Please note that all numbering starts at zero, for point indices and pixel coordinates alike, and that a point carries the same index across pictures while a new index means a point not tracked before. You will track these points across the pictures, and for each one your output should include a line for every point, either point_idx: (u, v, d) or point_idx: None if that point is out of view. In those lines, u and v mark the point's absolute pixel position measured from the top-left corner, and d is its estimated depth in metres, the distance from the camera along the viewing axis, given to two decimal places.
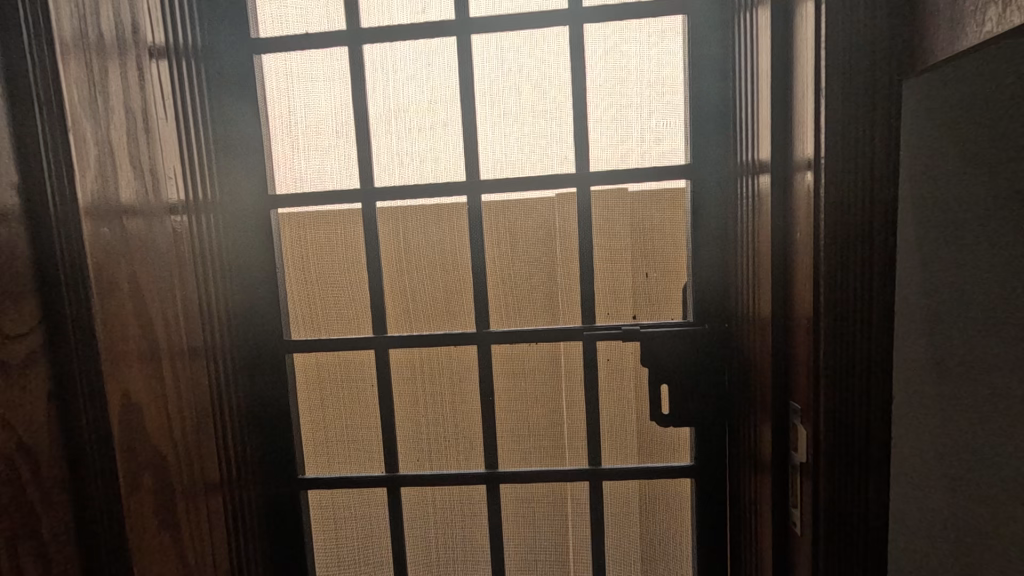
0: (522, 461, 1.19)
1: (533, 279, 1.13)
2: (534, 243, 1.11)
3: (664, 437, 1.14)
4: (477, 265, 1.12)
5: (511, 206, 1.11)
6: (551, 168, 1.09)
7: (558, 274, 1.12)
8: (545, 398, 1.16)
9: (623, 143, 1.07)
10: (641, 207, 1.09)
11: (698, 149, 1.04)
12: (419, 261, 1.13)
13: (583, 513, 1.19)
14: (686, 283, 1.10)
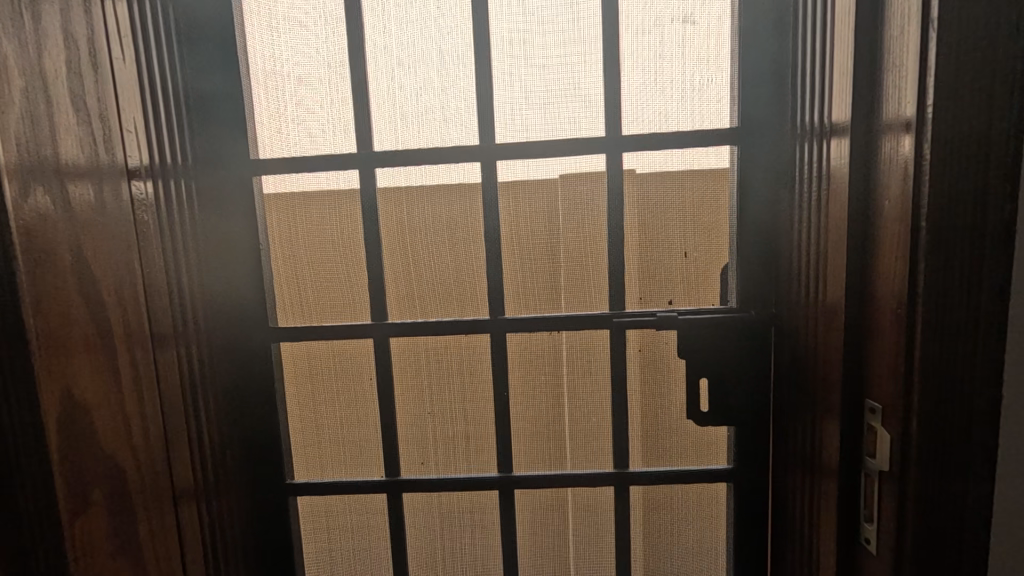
0: (539, 464, 1.06)
1: (554, 260, 0.99)
2: (557, 218, 0.98)
3: (699, 437, 1.02)
4: (492, 243, 0.99)
5: (530, 176, 0.97)
6: (577, 133, 0.95)
7: (583, 253, 0.99)
8: (567, 393, 1.03)
9: (660, 104, 0.94)
10: (680, 178, 0.95)
11: (746, 112, 0.91)
12: (424, 238, 0.99)
13: (606, 521, 1.07)
14: (726, 266, 0.97)
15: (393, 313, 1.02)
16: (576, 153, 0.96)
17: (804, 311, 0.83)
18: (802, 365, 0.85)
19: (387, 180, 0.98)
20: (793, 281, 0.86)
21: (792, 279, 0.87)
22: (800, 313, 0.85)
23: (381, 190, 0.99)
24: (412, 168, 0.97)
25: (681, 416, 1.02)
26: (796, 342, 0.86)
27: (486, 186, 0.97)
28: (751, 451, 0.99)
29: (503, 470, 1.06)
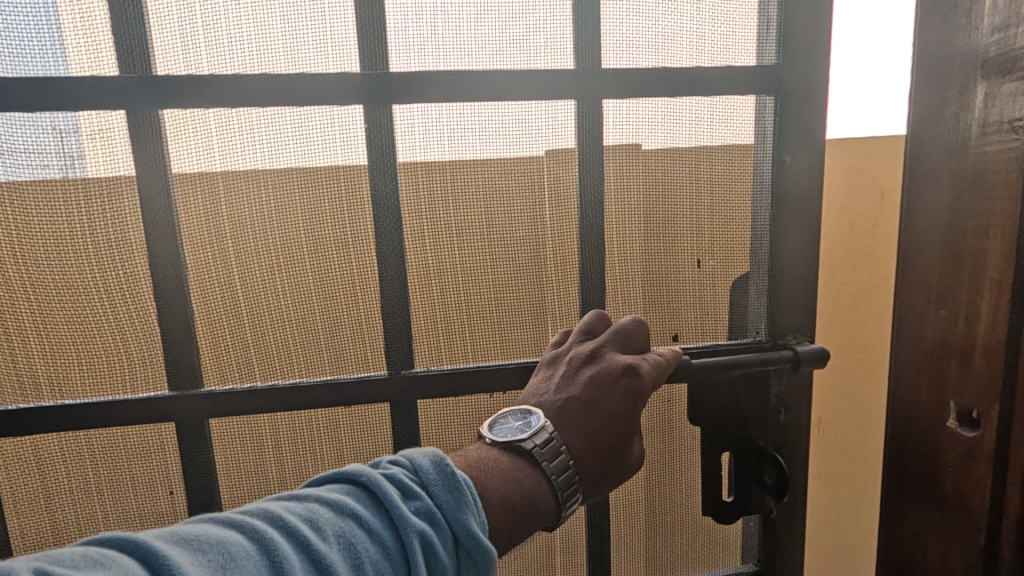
0: None
1: (496, 275, 0.60)
2: (499, 206, 0.59)
3: (709, 535, 0.68)
4: (389, 248, 0.57)
5: (454, 134, 0.57)
6: (534, 64, 0.57)
7: (544, 263, 0.61)
8: None
9: (665, 24, 0.58)
10: (690, 144, 0.61)
11: (790, 43, 0.59)
12: (265, 239, 0.55)
13: None
14: (751, 280, 0.64)
15: (211, 374, 0.57)
16: (532, 98, 0.57)
17: (1004, 386, 0.48)
18: (983, 469, 0.50)
19: (187, 134, 0.53)
20: (957, 327, 0.50)
21: (955, 322, 0.51)
22: (984, 387, 0.49)
23: (174, 153, 0.53)
24: (235, 114, 0.53)
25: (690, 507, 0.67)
26: (963, 434, 0.51)
27: (377, 151, 0.56)
28: (786, 550, 0.67)
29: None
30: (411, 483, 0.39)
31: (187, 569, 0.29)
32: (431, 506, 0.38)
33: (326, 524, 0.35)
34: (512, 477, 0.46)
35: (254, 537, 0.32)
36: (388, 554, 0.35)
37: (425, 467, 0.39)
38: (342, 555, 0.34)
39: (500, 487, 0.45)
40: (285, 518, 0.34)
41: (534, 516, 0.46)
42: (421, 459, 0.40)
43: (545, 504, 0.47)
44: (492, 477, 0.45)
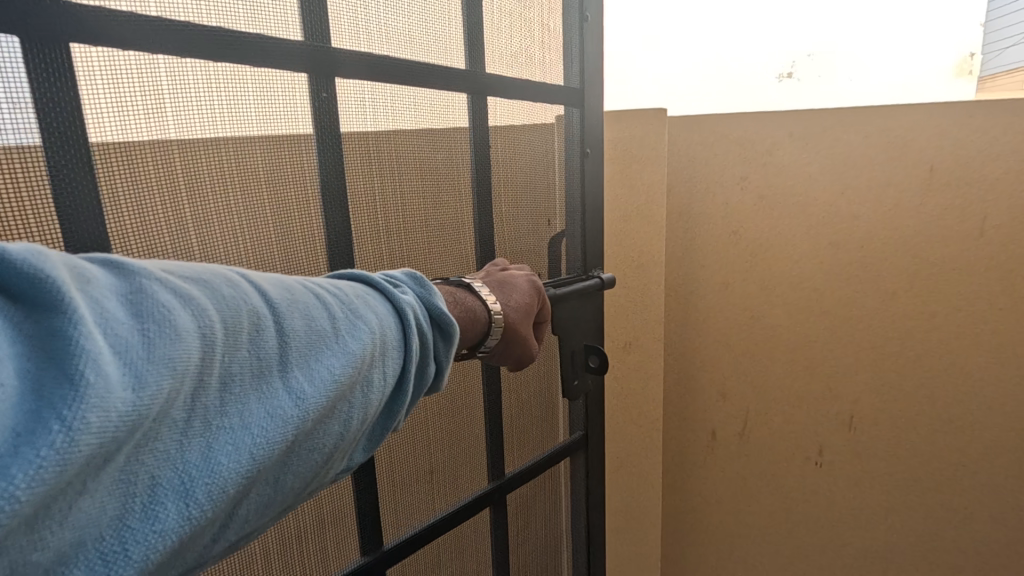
0: (418, 513, 0.82)
1: (424, 227, 0.75)
2: (427, 172, 0.74)
3: (550, 419, 1.02)
4: (334, 207, 0.66)
5: (382, 110, 0.69)
6: (436, 59, 0.73)
7: (455, 220, 0.79)
8: (446, 405, 0.83)
9: (516, 51, 0.83)
10: (535, 138, 0.88)
11: (583, 77, 0.92)
12: (227, 198, 0.59)
13: (483, 540, 0.94)
14: (562, 235, 0.96)
15: None
16: (437, 88, 0.73)
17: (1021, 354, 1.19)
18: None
19: (126, 79, 0.52)
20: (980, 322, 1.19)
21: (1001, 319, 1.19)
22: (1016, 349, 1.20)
23: (112, 102, 0.51)
24: (189, 66, 0.55)
25: (540, 398, 1.00)
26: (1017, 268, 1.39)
27: (323, 116, 0.64)
28: (588, 413, 1.06)
29: (370, 550, 0.76)
30: (394, 282, 0.57)
31: (265, 287, 0.44)
32: (408, 292, 0.56)
33: (346, 291, 0.52)
34: (461, 298, 0.65)
35: (299, 284, 0.48)
36: (388, 308, 0.52)
37: (401, 275, 0.58)
38: (359, 304, 0.50)
39: (454, 300, 0.64)
40: (317, 282, 0.50)
41: (468, 323, 0.64)
42: (397, 271, 0.58)
43: (480, 313, 0.65)
44: (449, 296, 0.64)
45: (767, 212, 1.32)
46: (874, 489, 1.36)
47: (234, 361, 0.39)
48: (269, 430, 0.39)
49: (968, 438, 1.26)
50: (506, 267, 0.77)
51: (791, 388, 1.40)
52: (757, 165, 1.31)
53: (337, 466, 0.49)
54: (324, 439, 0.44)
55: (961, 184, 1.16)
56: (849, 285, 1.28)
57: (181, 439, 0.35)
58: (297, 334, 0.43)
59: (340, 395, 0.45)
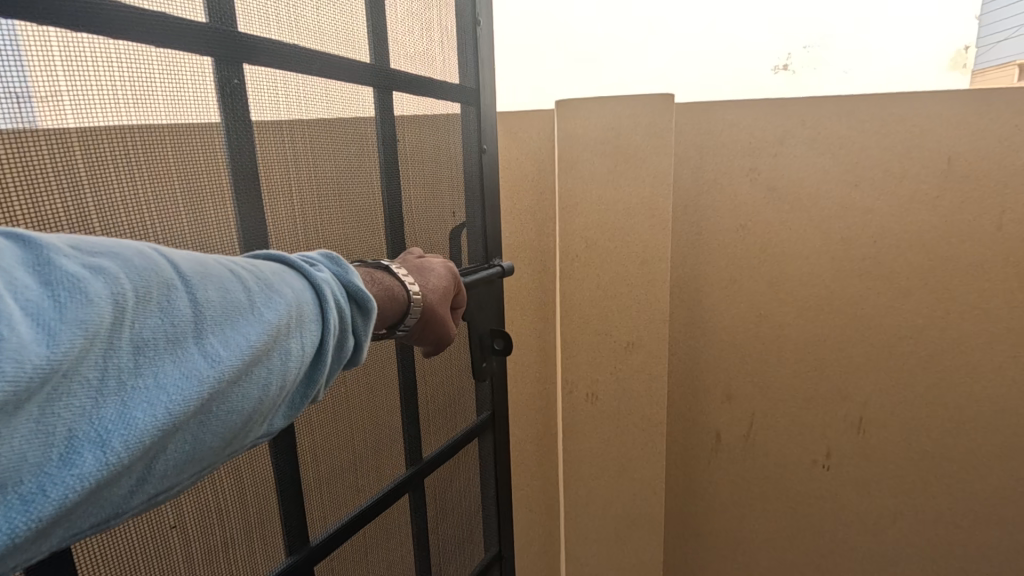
0: (342, 506, 0.82)
1: (339, 216, 0.75)
2: (338, 163, 0.75)
3: (461, 402, 1.06)
4: (247, 197, 0.64)
5: (295, 101, 0.69)
6: (344, 53, 0.75)
7: (367, 210, 0.80)
8: (365, 394, 0.83)
9: (413, 48, 0.86)
10: (435, 133, 0.92)
11: (469, 77, 0.99)
12: (135, 188, 0.54)
13: (405, 525, 0.96)
14: (462, 226, 1.00)
15: None
16: (344, 80, 0.75)
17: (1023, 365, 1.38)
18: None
19: (14, 54, 0.45)
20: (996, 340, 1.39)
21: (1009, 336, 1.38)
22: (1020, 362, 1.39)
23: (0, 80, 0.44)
24: (85, 41, 0.49)
25: (451, 383, 1.03)
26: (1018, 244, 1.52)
27: (232, 102, 0.62)
28: (491, 393, 1.14)
29: (296, 548, 0.75)
30: (311, 262, 0.58)
31: (179, 259, 0.44)
32: (325, 270, 0.57)
33: (262, 267, 0.52)
34: (382, 279, 0.67)
35: (214, 259, 0.48)
36: (305, 285, 0.53)
37: (317, 256, 0.59)
38: (276, 279, 0.51)
39: (377, 280, 0.66)
40: (233, 259, 0.50)
41: (392, 301, 0.66)
42: (314, 253, 0.59)
43: (399, 292, 0.67)
44: (370, 275, 0.66)
45: (774, 208, 1.48)
46: (867, 484, 1.56)
47: (148, 326, 0.39)
48: (187, 389, 0.39)
49: (987, 410, 1.43)
50: (421, 255, 0.80)
51: (803, 392, 1.56)
52: (766, 160, 1.46)
53: (256, 433, 0.49)
54: (242, 403, 0.45)
55: (979, 171, 1.34)
56: (857, 285, 1.46)
57: (96, 396, 0.35)
58: (213, 304, 0.43)
59: (258, 360, 0.45)
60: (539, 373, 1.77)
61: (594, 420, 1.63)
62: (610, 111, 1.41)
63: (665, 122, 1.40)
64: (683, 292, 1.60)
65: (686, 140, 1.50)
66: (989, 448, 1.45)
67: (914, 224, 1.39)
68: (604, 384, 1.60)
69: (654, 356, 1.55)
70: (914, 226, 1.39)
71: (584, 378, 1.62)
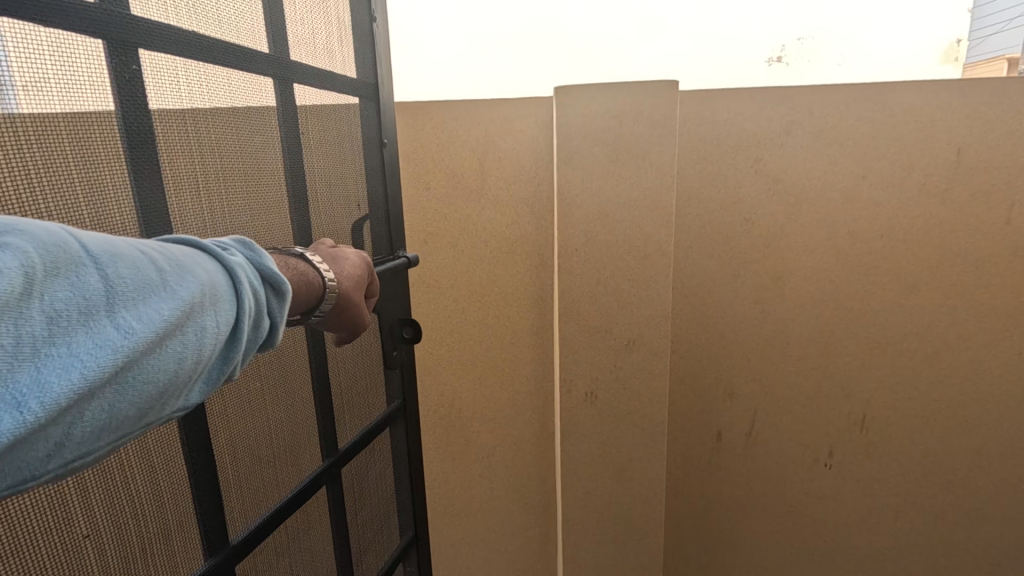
0: (261, 501, 0.81)
1: (245, 209, 0.75)
2: (241, 155, 0.74)
3: (373, 393, 1.07)
4: (151, 187, 0.62)
5: (196, 89, 0.67)
6: (244, 42, 0.74)
7: (272, 204, 0.79)
8: (279, 388, 0.82)
9: (309, 40, 0.86)
10: (334, 126, 0.93)
11: (363, 72, 1.00)
12: (35, 178, 0.50)
13: (323, 516, 0.96)
14: (365, 219, 1.02)
15: None
16: (245, 71, 0.74)
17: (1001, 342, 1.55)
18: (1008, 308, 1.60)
19: None
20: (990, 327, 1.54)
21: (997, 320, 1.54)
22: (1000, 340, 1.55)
23: None
24: None
25: (364, 374, 1.04)
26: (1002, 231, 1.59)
27: (130, 88, 0.59)
28: (400, 382, 1.16)
29: (217, 549, 0.73)
30: (223, 245, 0.57)
31: (84, 237, 0.43)
32: (238, 253, 0.57)
33: (172, 249, 0.51)
34: (298, 267, 0.68)
35: (121, 238, 0.47)
36: (218, 265, 0.53)
37: (228, 240, 0.59)
38: (189, 260, 0.50)
39: (292, 267, 0.67)
40: (140, 239, 0.49)
41: (307, 287, 0.68)
42: (225, 237, 0.58)
43: (315, 278, 0.69)
44: (285, 262, 0.67)
45: (780, 199, 1.58)
46: (871, 483, 1.73)
47: (59, 298, 0.38)
48: (100, 357, 0.39)
49: (986, 388, 1.59)
50: (332, 245, 0.82)
51: (801, 391, 1.71)
52: (771, 148, 1.55)
53: (172, 407, 0.49)
54: (157, 375, 0.45)
55: (986, 164, 1.46)
56: (862, 279, 1.58)
57: (8, 362, 0.34)
58: (125, 279, 0.43)
59: (172, 335, 0.45)
60: (537, 371, 1.78)
61: (591, 420, 1.65)
62: (611, 100, 1.41)
63: (666, 108, 1.40)
64: (684, 289, 1.70)
65: (688, 131, 1.57)
66: (980, 425, 1.62)
67: (913, 227, 1.52)
68: (602, 384, 1.62)
69: (653, 354, 1.57)
70: (912, 233, 1.53)
71: (583, 378, 1.63)
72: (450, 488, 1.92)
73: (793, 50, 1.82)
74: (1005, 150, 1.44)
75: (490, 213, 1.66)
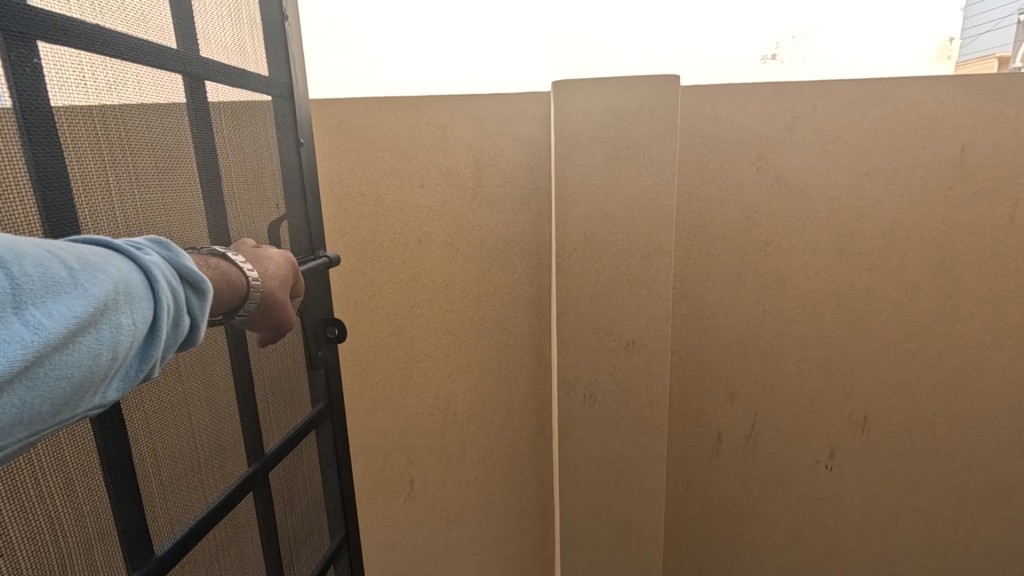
0: (187, 510, 0.78)
1: (159, 210, 0.72)
2: (152, 154, 0.71)
3: (297, 394, 1.05)
4: (58, 188, 0.59)
5: (102, 85, 0.64)
6: (150, 36, 0.71)
7: (186, 204, 0.77)
8: (202, 393, 0.80)
9: (217, 36, 0.84)
10: (248, 125, 0.90)
11: (274, 70, 0.97)
12: None
13: (251, 523, 0.94)
14: (284, 219, 0.99)
15: None
16: (153, 67, 0.72)
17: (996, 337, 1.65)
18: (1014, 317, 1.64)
19: None
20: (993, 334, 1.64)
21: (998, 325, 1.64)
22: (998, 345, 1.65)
23: None
24: None
25: (288, 376, 1.02)
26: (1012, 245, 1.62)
27: (30, 83, 0.56)
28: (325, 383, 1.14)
29: (141, 563, 0.70)
30: (139, 243, 0.55)
31: None
32: (156, 252, 0.55)
33: (82, 246, 0.49)
34: (219, 266, 0.67)
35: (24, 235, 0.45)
36: (134, 265, 0.51)
37: (143, 238, 0.57)
38: (101, 259, 0.49)
39: (212, 266, 0.66)
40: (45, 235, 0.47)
41: (230, 286, 0.67)
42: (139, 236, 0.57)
43: (239, 278, 0.68)
44: (205, 262, 0.66)
45: (781, 199, 1.62)
46: (874, 482, 1.81)
47: None
48: (7, 356, 0.38)
49: (985, 389, 1.70)
50: (253, 245, 0.81)
51: (806, 392, 1.76)
52: (773, 147, 1.58)
53: (82, 409, 0.48)
54: (65, 377, 0.44)
55: (984, 166, 1.55)
56: (863, 278, 1.65)
57: None
58: (32, 277, 0.42)
59: (82, 335, 0.44)
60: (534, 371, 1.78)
61: (590, 421, 1.63)
62: (614, 95, 1.38)
63: (667, 108, 1.38)
64: (687, 289, 1.71)
65: (689, 126, 1.59)
66: (972, 423, 1.74)
67: (915, 230, 1.60)
68: (602, 385, 1.60)
69: (654, 356, 1.56)
70: (917, 236, 1.60)
71: (581, 381, 1.60)
72: (446, 493, 1.85)
73: (788, 48, 1.98)
74: (1009, 149, 1.53)
75: (487, 212, 1.63)
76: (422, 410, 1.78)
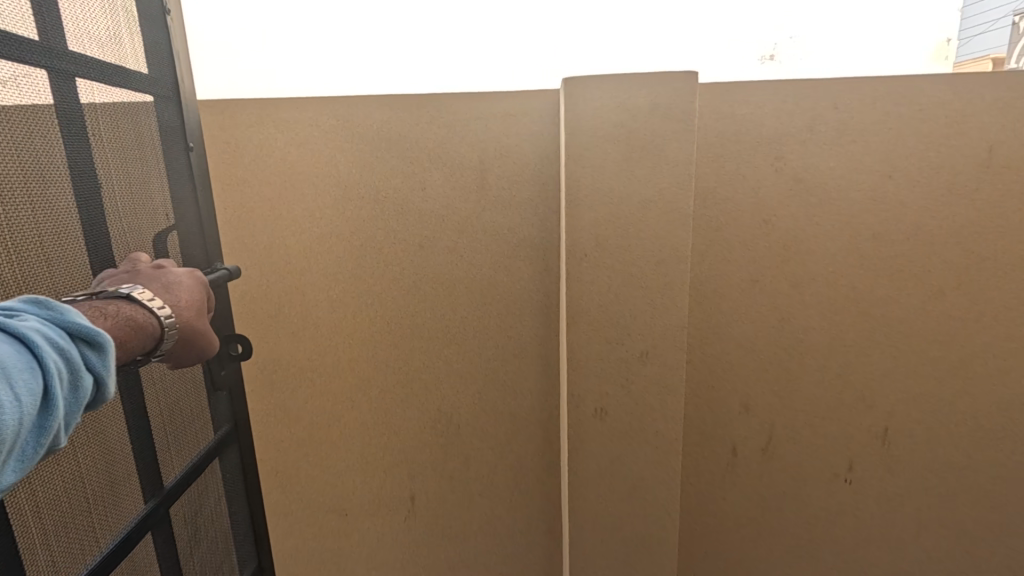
0: (69, 565, 0.68)
1: (25, 223, 0.61)
2: (14, 159, 0.60)
3: (201, 417, 0.94)
4: None
5: None
6: (8, 26, 0.60)
7: (56, 214, 0.66)
8: (84, 426, 0.69)
9: (83, 25, 0.71)
10: (128, 126, 0.78)
11: (158, 65, 0.85)
12: None
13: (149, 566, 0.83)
14: (175, 228, 0.87)
15: None
16: (13, 61, 0.60)
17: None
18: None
19: None
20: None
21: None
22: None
23: None
24: None
25: (191, 400, 0.91)
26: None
27: None
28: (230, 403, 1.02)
29: None
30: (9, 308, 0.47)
31: None
32: (32, 314, 0.48)
33: None
34: (122, 311, 0.58)
35: None
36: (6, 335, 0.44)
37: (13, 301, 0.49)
38: None
39: (111, 313, 0.56)
40: None
41: (138, 330, 0.58)
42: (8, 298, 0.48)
43: (148, 320, 0.59)
44: (103, 309, 0.56)
45: (802, 199, 1.37)
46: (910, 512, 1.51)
47: None
48: None
49: None
50: (157, 268, 0.70)
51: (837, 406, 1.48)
52: (793, 147, 1.34)
53: None
54: None
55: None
56: (893, 284, 1.39)
57: None
58: None
59: None
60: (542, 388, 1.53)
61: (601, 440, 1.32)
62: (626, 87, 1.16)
63: (684, 105, 1.15)
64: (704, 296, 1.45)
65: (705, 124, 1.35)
66: (995, 434, 1.44)
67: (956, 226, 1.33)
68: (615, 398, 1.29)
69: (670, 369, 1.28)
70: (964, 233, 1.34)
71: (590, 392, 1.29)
72: (450, 509, 1.61)
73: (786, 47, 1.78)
74: None
75: (492, 215, 1.42)
76: (419, 428, 1.55)
